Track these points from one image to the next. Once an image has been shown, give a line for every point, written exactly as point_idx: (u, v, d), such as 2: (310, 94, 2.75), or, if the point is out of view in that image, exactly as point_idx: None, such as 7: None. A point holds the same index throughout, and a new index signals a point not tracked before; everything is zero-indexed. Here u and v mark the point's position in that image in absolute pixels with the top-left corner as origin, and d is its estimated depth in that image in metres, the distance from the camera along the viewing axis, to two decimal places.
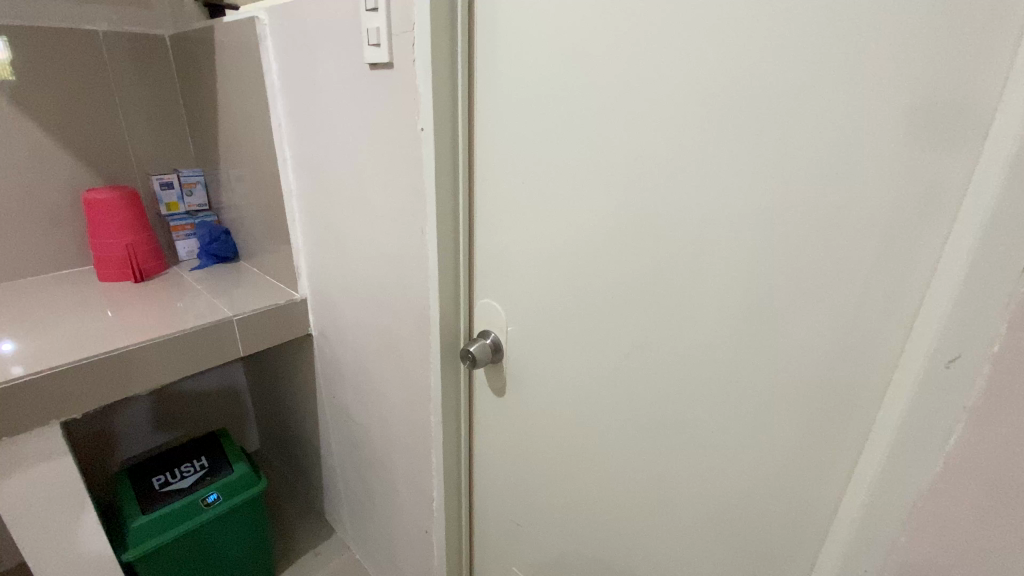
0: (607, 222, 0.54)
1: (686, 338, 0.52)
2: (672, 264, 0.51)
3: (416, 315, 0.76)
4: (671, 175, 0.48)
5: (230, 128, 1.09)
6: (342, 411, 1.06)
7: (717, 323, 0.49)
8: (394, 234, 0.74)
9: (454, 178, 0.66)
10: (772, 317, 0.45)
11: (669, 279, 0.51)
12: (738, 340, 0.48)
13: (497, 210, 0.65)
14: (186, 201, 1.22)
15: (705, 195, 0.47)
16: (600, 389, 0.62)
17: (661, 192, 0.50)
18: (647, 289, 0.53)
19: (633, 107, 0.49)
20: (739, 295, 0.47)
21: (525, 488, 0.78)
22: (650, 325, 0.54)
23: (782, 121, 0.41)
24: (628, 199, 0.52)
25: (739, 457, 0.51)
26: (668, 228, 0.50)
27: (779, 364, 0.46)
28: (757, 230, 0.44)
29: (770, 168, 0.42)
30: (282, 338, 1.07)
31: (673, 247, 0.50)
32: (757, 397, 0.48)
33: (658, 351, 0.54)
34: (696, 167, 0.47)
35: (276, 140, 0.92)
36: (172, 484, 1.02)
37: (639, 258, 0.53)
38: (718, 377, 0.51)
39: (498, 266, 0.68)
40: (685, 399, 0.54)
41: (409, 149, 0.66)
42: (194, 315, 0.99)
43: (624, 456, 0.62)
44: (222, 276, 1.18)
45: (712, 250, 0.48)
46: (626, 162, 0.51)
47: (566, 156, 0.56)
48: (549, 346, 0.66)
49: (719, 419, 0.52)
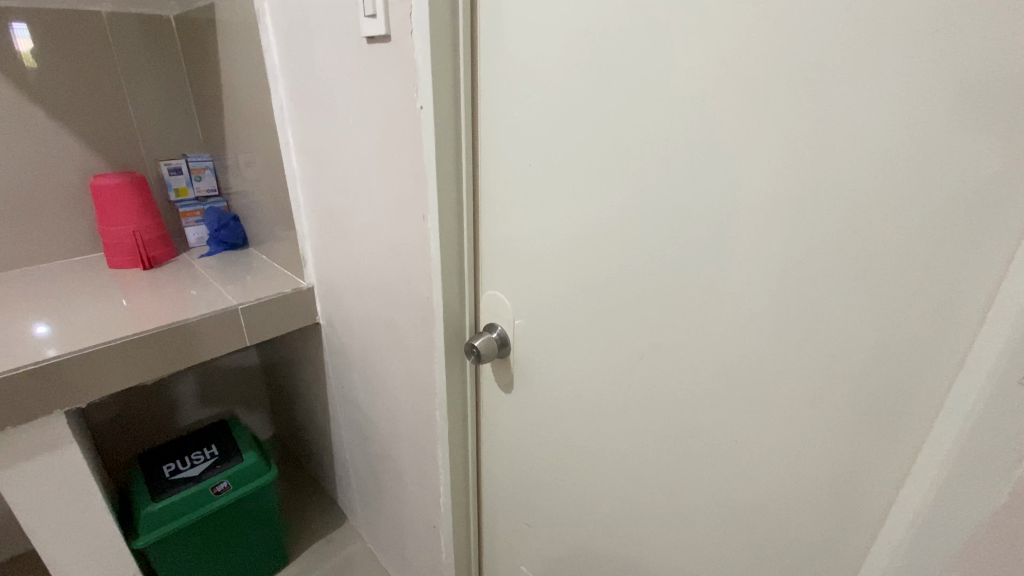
0: (620, 210, 0.49)
1: (706, 337, 0.47)
2: (693, 257, 0.46)
3: (420, 308, 0.72)
4: (692, 155, 0.43)
5: (236, 112, 1.06)
6: (350, 402, 1.04)
7: (742, 322, 0.44)
8: (397, 224, 0.70)
9: (457, 162, 0.61)
10: (808, 318, 0.40)
11: (690, 274, 0.46)
12: (767, 342, 0.43)
13: (503, 195, 0.60)
14: (195, 186, 1.21)
15: (731, 179, 0.41)
16: (611, 389, 0.58)
17: (681, 175, 0.44)
18: (666, 284, 0.49)
19: (649, 79, 0.44)
20: (770, 292, 0.42)
21: (534, 487, 0.75)
22: (668, 323, 0.50)
23: (826, 90, 0.35)
24: (642, 183, 0.47)
25: (766, 469, 0.47)
26: (688, 216, 0.45)
27: (813, 370, 0.41)
28: (790, 219, 0.39)
29: (808, 146, 0.37)
30: (289, 327, 1.05)
31: (695, 237, 0.45)
32: (786, 405, 0.43)
33: (675, 351, 0.50)
34: (723, 147, 0.41)
35: (278, 124, 0.89)
36: (182, 471, 1.00)
37: (657, 249, 0.48)
38: (743, 382, 0.46)
39: (505, 257, 0.63)
40: (705, 403, 0.49)
41: (409, 131, 0.62)
42: (200, 303, 0.98)
43: (639, 461, 0.58)
44: (231, 263, 1.17)
45: (737, 241, 0.42)
46: (642, 140, 0.46)
47: (576, 136, 0.51)
48: (559, 343, 0.61)
49: (743, 427, 0.47)
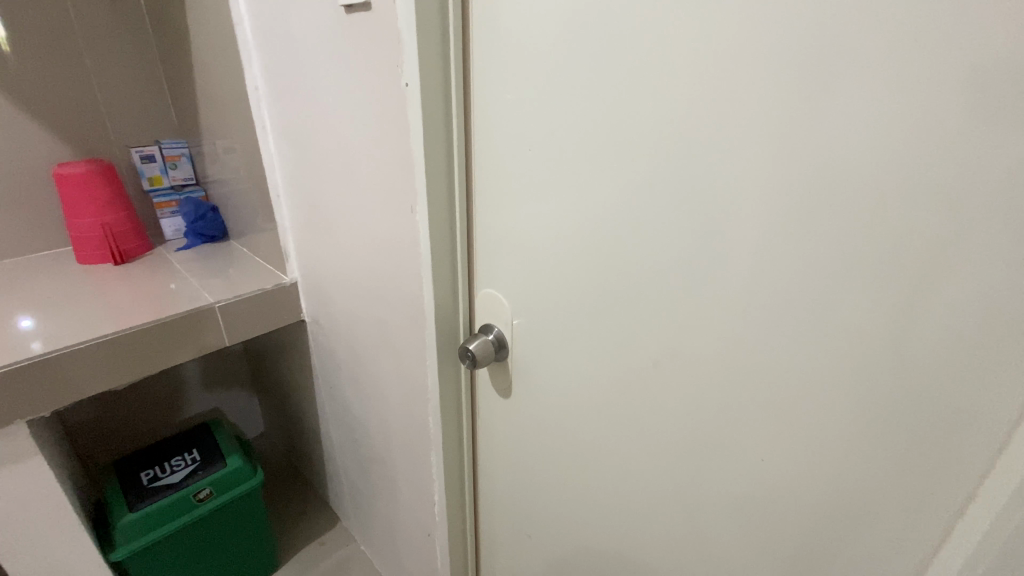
0: (632, 200, 0.43)
1: (730, 345, 0.41)
2: (719, 255, 0.40)
3: (409, 308, 0.66)
4: (724, 137, 0.37)
5: (211, 95, 0.99)
6: (339, 403, 0.99)
7: (774, 331, 0.38)
8: (383, 216, 0.64)
9: (448, 147, 0.55)
10: (856, 329, 0.34)
11: (713, 274, 0.40)
12: (804, 354, 0.37)
13: (499, 184, 0.54)
14: (170, 174, 1.14)
15: (767, 164, 0.35)
16: (619, 399, 0.52)
17: (707, 161, 0.38)
18: (684, 284, 0.43)
19: (672, 48, 0.37)
20: (811, 297, 0.36)
21: (535, 497, 0.70)
22: (687, 328, 0.44)
23: (897, 55, 0.28)
24: (660, 170, 0.41)
25: (796, 494, 0.42)
26: (715, 209, 0.39)
27: (860, 388, 0.35)
28: (839, 211, 0.33)
29: (869, 124, 0.30)
30: (272, 326, 0.99)
31: (721, 233, 0.39)
32: (823, 427, 0.38)
33: (694, 361, 0.44)
34: (759, 126, 0.35)
35: (252, 107, 0.82)
36: (161, 478, 0.95)
37: (675, 246, 0.42)
38: (772, 397, 0.40)
39: (502, 252, 0.57)
40: (728, 418, 0.44)
41: (395, 113, 0.55)
42: (175, 300, 0.91)
43: (652, 477, 0.53)
44: (210, 256, 1.10)
45: (772, 237, 0.36)
46: (661, 120, 0.39)
47: (583, 116, 0.44)
48: (562, 347, 0.56)
49: (771, 447, 0.42)
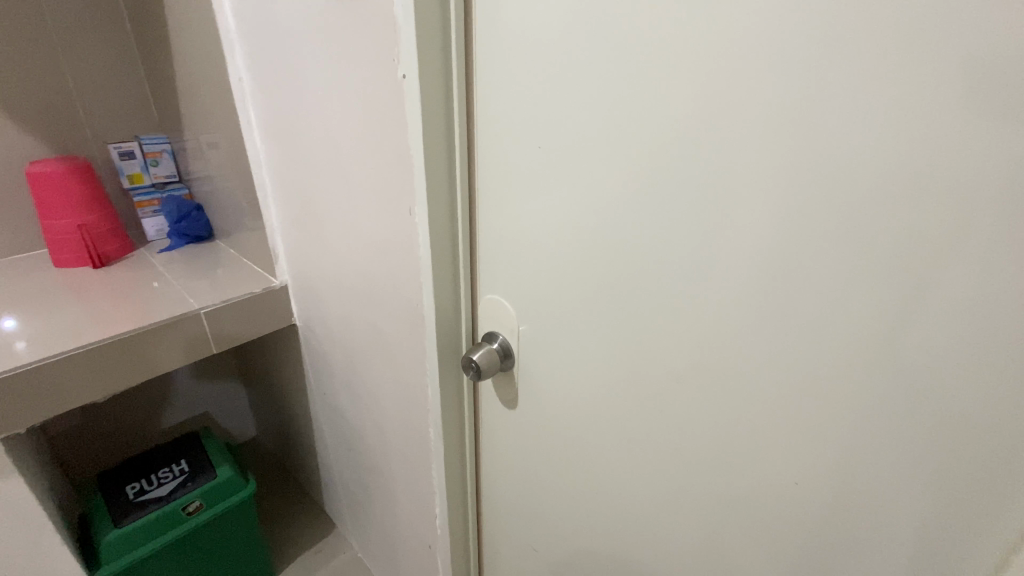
0: (651, 203, 0.39)
1: (754, 366, 0.37)
2: (751, 264, 0.35)
3: (408, 314, 0.62)
4: (761, 132, 0.32)
5: (193, 88, 0.94)
6: (334, 410, 0.95)
7: (806, 353, 0.34)
8: (378, 216, 0.59)
9: (448, 143, 0.50)
10: (915, 354, 0.30)
11: (744, 285, 0.36)
12: (850, 378, 0.33)
13: (502, 182, 0.50)
14: (151, 172, 1.09)
15: (812, 163, 0.30)
16: (632, 414, 0.48)
17: (741, 160, 0.34)
18: (709, 294, 0.38)
19: (703, 29, 0.33)
20: (860, 316, 0.31)
21: (540, 514, 0.66)
22: (712, 342, 0.39)
23: (973, 35, 0.24)
24: (686, 169, 0.36)
25: (834, 526, 0.37)
26: (748, 212, 0.34)
27: (916, 420, 0.31)
28: (894, 219, 0.28)
29: (941, 119, 0.26)
30: (261, 331, 0.95)
31: (755, 238, 0.34)
32: (861, 459, 0.34)
33: (713, 381, 0.40)
34: (803, 119, 0.30)
35: (236, 99, 0.77)
36: (148, 492, 0.91)
37: (699, 255, 0.38)
38: (803, 424, 0.36)
39: (506, 255, 0.53)
40: (757, 440, 0.39)
41: (389, 105, 0.51)
42: (159, 307, 0.87)
43: (669, 497, 0.49)
44: (195, 258, 1.05)
45: (816, 246, 0.32)
46: (687, 112, 0.35)
47: (598, 108, 0.40)
48: (571, 357, 0.52)
49: (798, 478, 0.38)
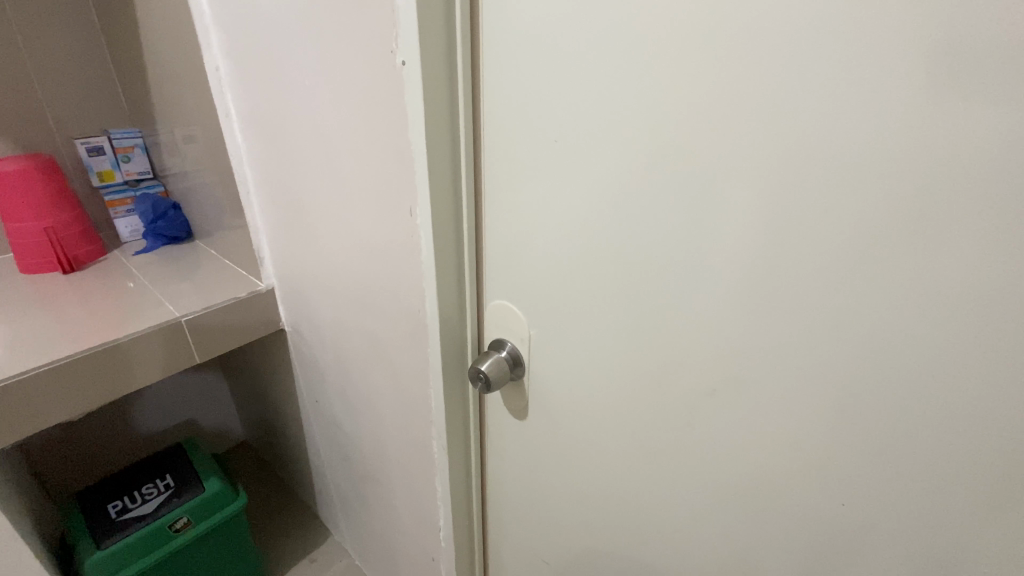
0: (689, 203, 0.36)
1: (809, 379, 0.35)
2: (810, 272, 0.32)
3: (408, 320, 0.58)
4: (827, 126, 0.29)
5: (166, 78, 0.88)
6: (327, 418, 0.90)
7: (873, 366, 0.32)
8: (376, 216, 0.55)
9: (452, 135, 0.46)
10: (1003, 373, 0.27)
11: (798, 294, 0.33)
12: (918, 393, 0.30)
13: (513, 179, 0.45)
14: (122, 168, 1.02)
15: (890, 161, 0.27)
16: (660, 428, 0.45)
17: (803, 156, 0.30)
18: (756, 302, 0.35)
19: (730, 14, 0.30)
20: (929, 328, 0.29)
21: (551, 528, 0.63)
22: (756, 355, 0.37)
23: None
24: (737, 161, 0.33)
25: (887, 547, 0.35)
26: (807, 214, 0.31)
27: (993, 440, 0.28)
28: (987, 222, 0.26)
29: None
30: (248, 339, 0.90)
31: (814, 243, 0.31)
32: (930, 478, 0.31)
33: (758, 394, 0.38)
34: (882, 111, 0.27)
35: (213, 89, 0.71)
36: (131, 510, 0.86)
37: (749, 259, 0.35)
38: (865, 441, 0.34)
39: (516, 259, 0.49)
40: (804, 457, 0.37)
41: (387, 95, 0.46)
42: (138, 315, 0.82)
43: (699, 514, 0.46)
44: (174, 260, 0.99)
45: (887, 253, 0.29)
46: (737, 104, 0.32)
47: (627, 99, 0.36)
48: (590, 368, 0.48)
49: (855, 497, 0.35)
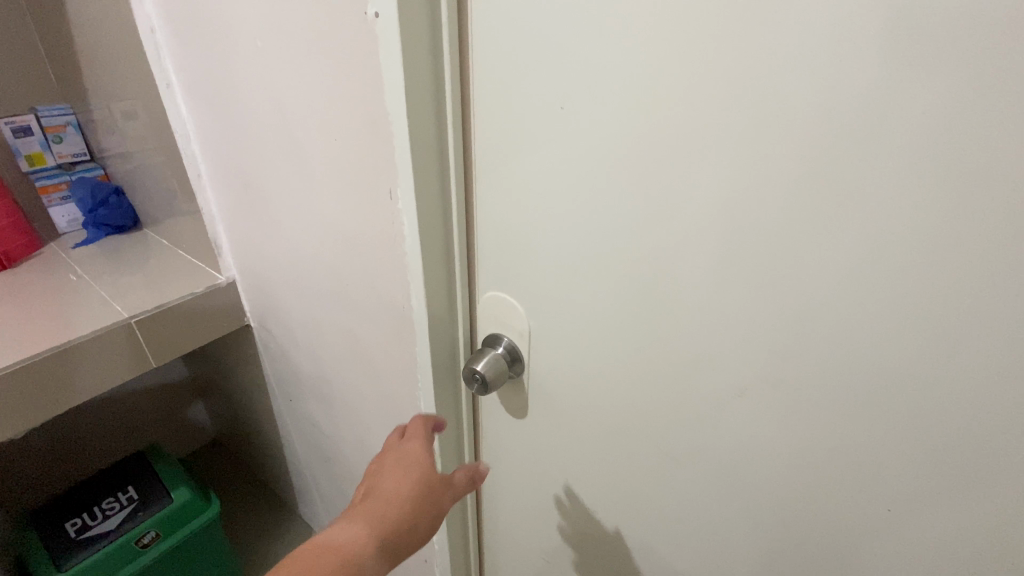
0: (726, 184, 0.30)
1: (856, 391, 0.30)
2: (877, 267, 0.27)
3: (391, 317, 0.52)
4: (912, 92, 0.23)
5: (97, 46, 0.77)
6: (303, 418, 0.84)
7: (937, 377, 0.27)
8: (350, 201, 0.48)
9: (438, 106, 0.39)
10: None
11: (861, 291, 0.28)
12: (991, 408, 0.26)
13: (509, 155, 0.39)
14: (53, 150, 0.91)
15: (1000, 130, 0.21)
16: (679, 436, 0.40)
17: (879, 127, 0.24)
18: (800, 300, 0.30)
19: None
20: (1012, 335, 0.24)
21: (552, 531, 0.59)
22: (798, 361, 0.31)
23: None
24: (788, 134, 0.27)
25: (944, 563, 0.31)
26: (875, 201, 0.25)
27: None
28: None
29: None
30: (210, 336, 0.82)
31: (884, 231, 0.26)
32: (996, 500, 0.27)
33: (792, 405, 0.33)
34: (984, 73, 0.21)
35: (150, 54, 0.61)
36: (91, 528, 0.78)
37: (790, 251, 0.29)
38: (923, 460, 0.29)
39: (512, 248, 0.43)
40: (852, 474, 0.32)
41: (358, 58, 0.39)
42: (80, 317, 0.73)
43: (721, 521, 0.41)
44: (121, 251, 0.90)
45: (978, 244, 0.24)
46: (793, 62, 0.25)
47: (647, 61, 0.29)
48: (598, 368, 0.43)
49: (901, 516, 0.31)
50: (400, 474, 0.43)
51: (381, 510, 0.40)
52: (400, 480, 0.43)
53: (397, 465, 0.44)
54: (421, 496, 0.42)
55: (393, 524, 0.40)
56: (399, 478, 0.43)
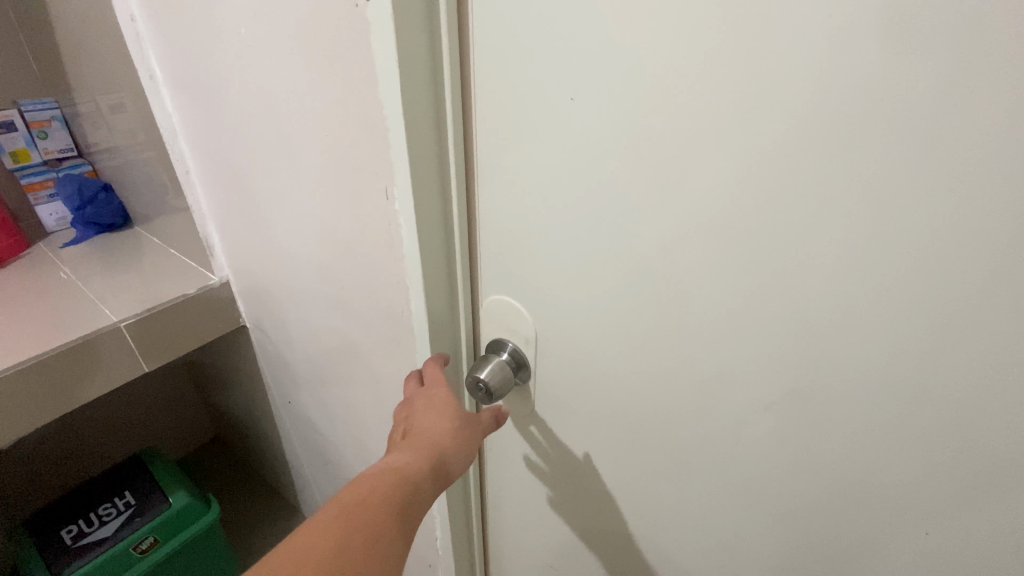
0: (755, 185, 0.28)
1: (894, 404, 0.28)
2: (928, 274, 0.25)
3: (389, 322, 0.49)
4: (970, 91, 0.21)
5: (82, 38, 0.74)
6: (302, 421, 0.82)
7: (985, 394, 0.25)
8: (343, 201, 0.45)
9: (437, 99, 0.36)
10: None
11: (909, 300, 0.25)
12: None
13: (516, 151, 0.36)
14: (39, 146, 0.88)
15: None
16: (696, 446, 0.38)
17: (931, 127, 0.22)
18: (833, 310, 0.28)
19: None
20: None
21: (560, 539, 0.57)
22: (835, 372, 0.29)
23: None
24: (829, 131, 0.24)
25: None
26: (923, 206, 0.23)
27: None
28: None
29: None
30: (204, 337, 0.80)
31: (938, 236, 0.24)
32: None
33: (823, 417, 0.31)
34: None
35: (131, 44, 0.58)
36: (88, 534, 0.76)
37: (825, 257, 0.27)
38: (966, 480, 0.27)
39: (518, 250, 0.40)
40: (889, 491, 0.30)
41: (347, 47, 0.36)
42: (68, 320, 0.71)
43: (742, 532, 0.39)
44: (111, 250, 0.87)
45: None
46: (844, 50, 0.23)
47: (672, 51, 0.27)
48: (611, 375, 0.41)
49: (938, 536, 0.30)
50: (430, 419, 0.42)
51: (419, 453, 0.40)
52: (433, 424, 0.42)
53: (424, 410, 0.43)
54: (454, 436, 0.42)
55: (433, 465, 0.40)
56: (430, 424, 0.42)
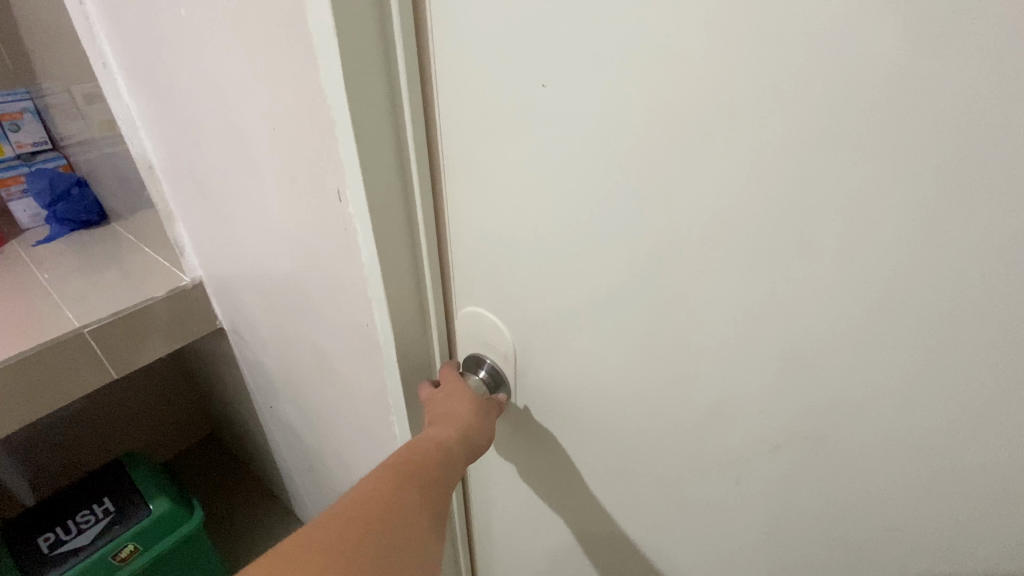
0: (752, 196, 0.23)
1: (914, 454, 0.24)
2: (964, 314, 0.20)
3: (356, 335, 0.45)
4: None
5: (48, 25, 0.71)
6: (284, 425, 0.79)
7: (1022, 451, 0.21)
8: (299, 204, 0.40)
9: (392, 92, 0.32)
10: None
11: (936, 343, 0.21)
12: None
13: (483, 152, 0.32)
14: (12, 140, 0.85)
15: None
16: (687, 478, 0.35)
17: (970, 133, 0.17)
18: (843, 344, 0.24)
19: None
20: None
21: (547, 559, 0.54)
22: (848, 415, 0.25)
23: None
24: (846, 136, 0.20)
25: None
26: (956, 229, 0.19)
27: None
28: None
29: None
30: (181, 340, 0.77)
31: (979, 270, 0.19)
32: None
33: (831, 461, 0.27)
34: None
35: (82, 31, 0.54)
36: (64, 543, 0.74)
37: (834, 283, 0.23)
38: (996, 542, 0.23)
39: (490, 261, 0.36)
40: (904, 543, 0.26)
41: (286, 32, 0.31)
42: (34, 323, 0.67)
43: (741, 571, 0.36)
44: (86, 247, 0.84)
45: None
46: (868, 28, 0.18)
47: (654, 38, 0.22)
48: (593, 399, 0.37)
49: None
50: (447, 412, 0.40)
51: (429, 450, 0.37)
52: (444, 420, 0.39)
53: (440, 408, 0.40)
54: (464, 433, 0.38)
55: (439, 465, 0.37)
56: (447, 413, 0.40)
